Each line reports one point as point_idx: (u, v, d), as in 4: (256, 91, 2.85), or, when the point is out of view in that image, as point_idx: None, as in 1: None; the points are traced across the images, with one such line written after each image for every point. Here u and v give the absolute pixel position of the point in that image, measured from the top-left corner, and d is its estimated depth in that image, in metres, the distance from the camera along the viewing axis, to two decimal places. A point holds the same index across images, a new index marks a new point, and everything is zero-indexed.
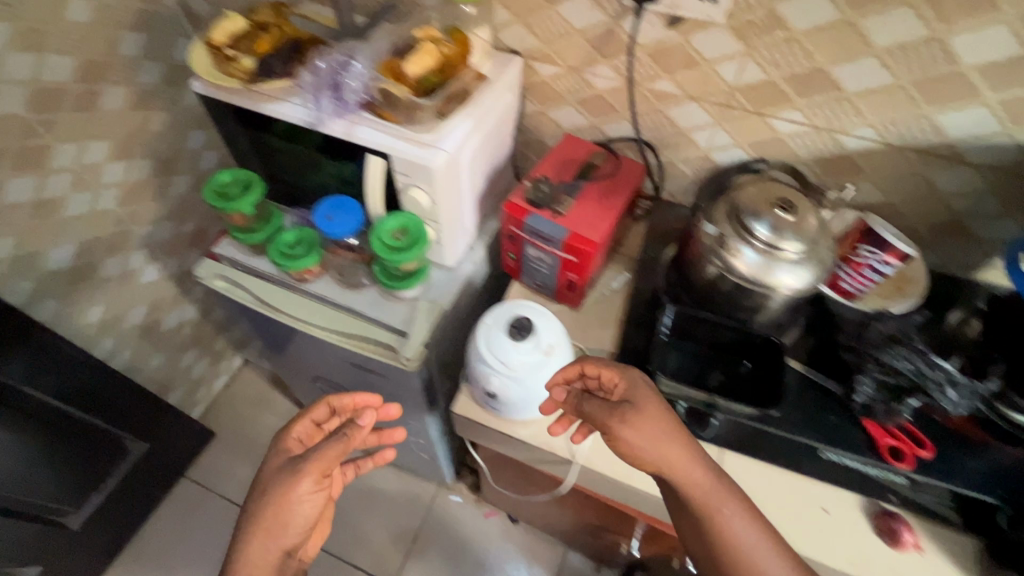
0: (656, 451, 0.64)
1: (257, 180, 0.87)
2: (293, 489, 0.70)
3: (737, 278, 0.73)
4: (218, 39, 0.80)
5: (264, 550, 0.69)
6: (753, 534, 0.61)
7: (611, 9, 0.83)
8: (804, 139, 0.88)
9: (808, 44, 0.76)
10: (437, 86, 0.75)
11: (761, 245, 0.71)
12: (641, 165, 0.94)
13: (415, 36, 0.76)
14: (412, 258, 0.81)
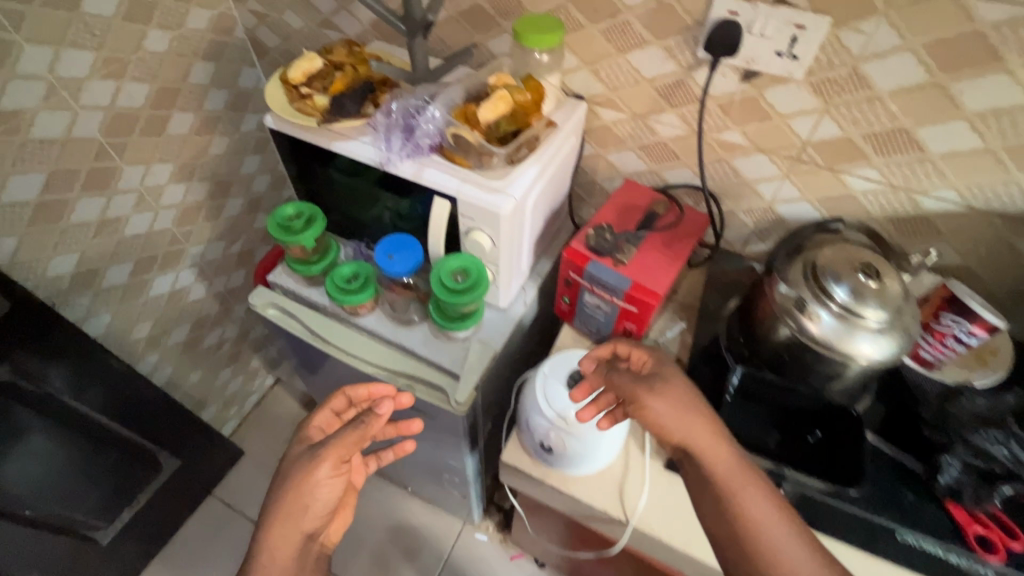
0: (680, 422, 0.67)
1: (320, 215, 0.88)
2: (313, 474, 0.71)
3: (813, 343, 0.70)
4: (295, 77, 0.81)
5: (285, 535, 0.69)
6: (776, 519, 0.60)
7: (684, 61, 0.82)
8: (878, 196, 0.85)
9: (892, 104, 0.74)
10: (509, 132, 0.75)
11: (841, 310, 0.68)
12: (705, 216, 0.92)
13: (489, 82, 0.76)
14: (471, 302, 0.80)
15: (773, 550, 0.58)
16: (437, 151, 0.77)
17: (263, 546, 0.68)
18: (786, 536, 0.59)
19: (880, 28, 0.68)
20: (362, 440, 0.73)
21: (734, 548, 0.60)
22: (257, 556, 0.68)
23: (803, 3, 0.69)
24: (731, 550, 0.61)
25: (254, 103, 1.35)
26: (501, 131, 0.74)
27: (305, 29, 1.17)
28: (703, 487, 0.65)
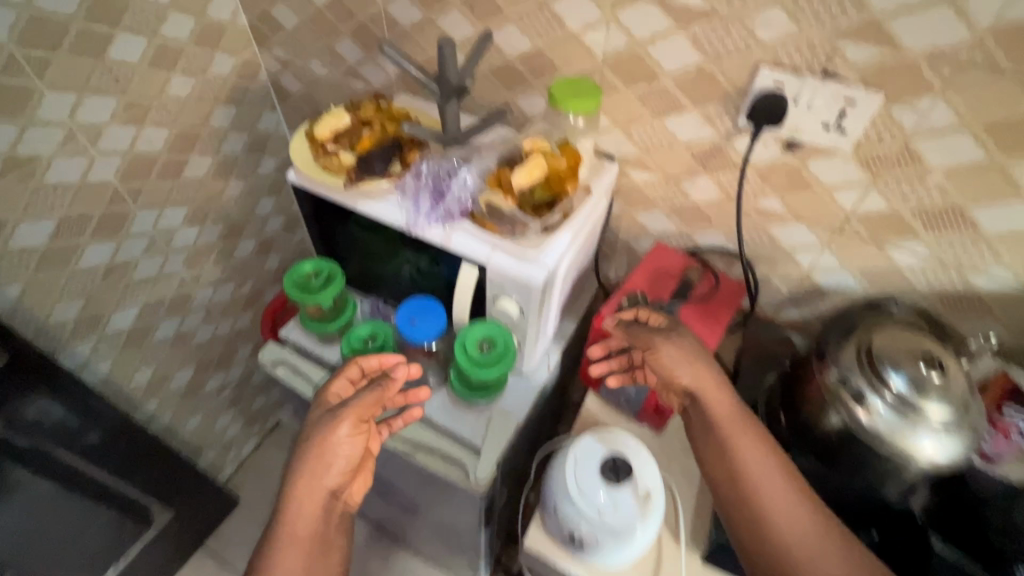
0: (691, 371, 0.76)
1: (338, 273, 0.85)
2: (332, 437, 0.72)
3: (867, 434, 0.65)
4: (322, 135, 0.79)
5: (307, 497, 0.71)
6: (768, 462, 0.70)
7: (722, 128, 0.79)
8: (925, 271, 0.81)
9: (945, 182, 0.71)
10: (544, 200, 0.71)
11: (899, 402, 0.64)
12: (739, 286, 0.89)
13: (522, 146, 0.73)
14: (495, 375, 0.76)
15: (756, 486, 0.69)
16: (469, 216, 0.73)
17: (288, 508, 0.70)
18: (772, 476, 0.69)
19: (936, 106, 0.65)
20: (378, 402, 0.75)
21: (734, 490, 0.71)
22: (283, 522, 0.70)
23: (854, 78, 0.67)
24: (729, 489, 0.72)
25: (272, 146, 1.34)
26: (535, 198, 0.71)
27: (330, 77, 1.16)
28: (706, 429, 0.75)
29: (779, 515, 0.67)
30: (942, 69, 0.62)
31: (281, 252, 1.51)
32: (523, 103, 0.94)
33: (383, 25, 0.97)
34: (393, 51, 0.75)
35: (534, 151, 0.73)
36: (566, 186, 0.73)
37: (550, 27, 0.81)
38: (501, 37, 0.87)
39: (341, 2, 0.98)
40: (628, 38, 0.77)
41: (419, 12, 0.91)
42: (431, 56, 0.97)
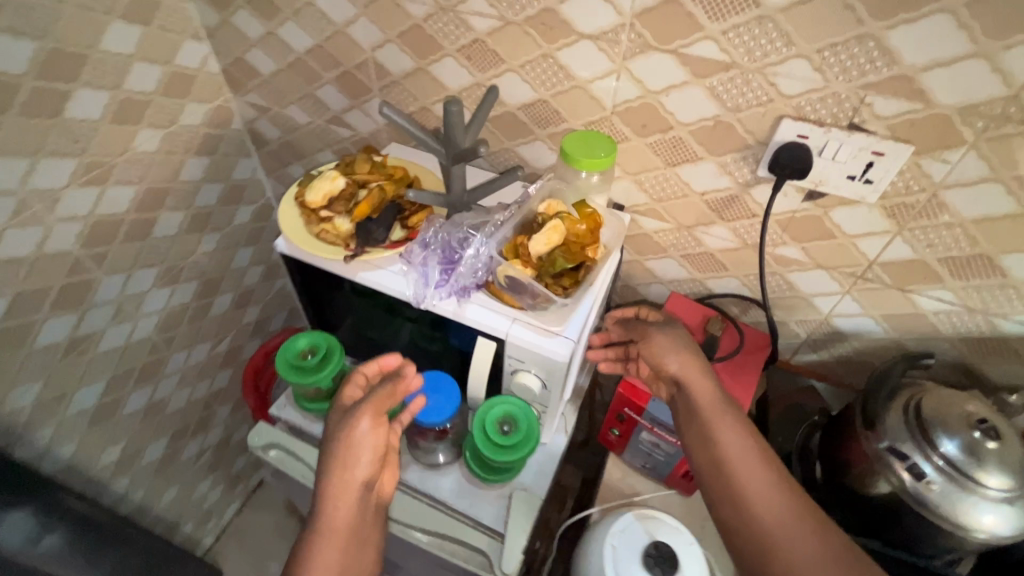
0: (677, 358, 0.72)
1: (339, 349, 0.78)
2: (358, 432, 0.65)
3: (919, 503, 0.62)
4: (315, 201, 0.73)
5: (341, 495, 0.63)
6: (750, 450, 0.66)
7: (740, 177, 0.76)
8: (951, 317, 0.78)
9: (975, 231, 0.68)
10: (565, 269, 0.64)
11: (952, 470, 0.60)
12: (768, 339, 0.84)
13: (537, 209, 0.66)
14: (519, 459, 0.71)
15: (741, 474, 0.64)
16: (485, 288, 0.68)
17: (323, 507, 0.63)
18: (756, 466, 0.64)
19: (967, 158, 0.63)
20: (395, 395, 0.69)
21: (716, 480, 0.66)
22: (321, 521, 0.62)
23: (882, 131, 0.64)
24: (710, 478, 0.67)
25: (248, 194, 1.25)
26: (555, 265, 0.64)
27: (312, 124, 1.08)
28: (689, 418, 0.70)
29: (763, 506, 0.62)
30: (975, 122, 0.60)
31: (260, 304, 1.42)
32: (525, 151, 0.89)
33: (371, 73, 0.91)
34: (390, 112, 0.66)
35: (551, 214, 0.66)
36: (588, 253, 0.66)
37: (555, 76, 0.77)
38: (502, 86, 0.82)
39: (324, 49, 0.92)
40: (640, 89, 0.73)
41: (411, 60, 0.86)
42: (424, 104, 0.91)
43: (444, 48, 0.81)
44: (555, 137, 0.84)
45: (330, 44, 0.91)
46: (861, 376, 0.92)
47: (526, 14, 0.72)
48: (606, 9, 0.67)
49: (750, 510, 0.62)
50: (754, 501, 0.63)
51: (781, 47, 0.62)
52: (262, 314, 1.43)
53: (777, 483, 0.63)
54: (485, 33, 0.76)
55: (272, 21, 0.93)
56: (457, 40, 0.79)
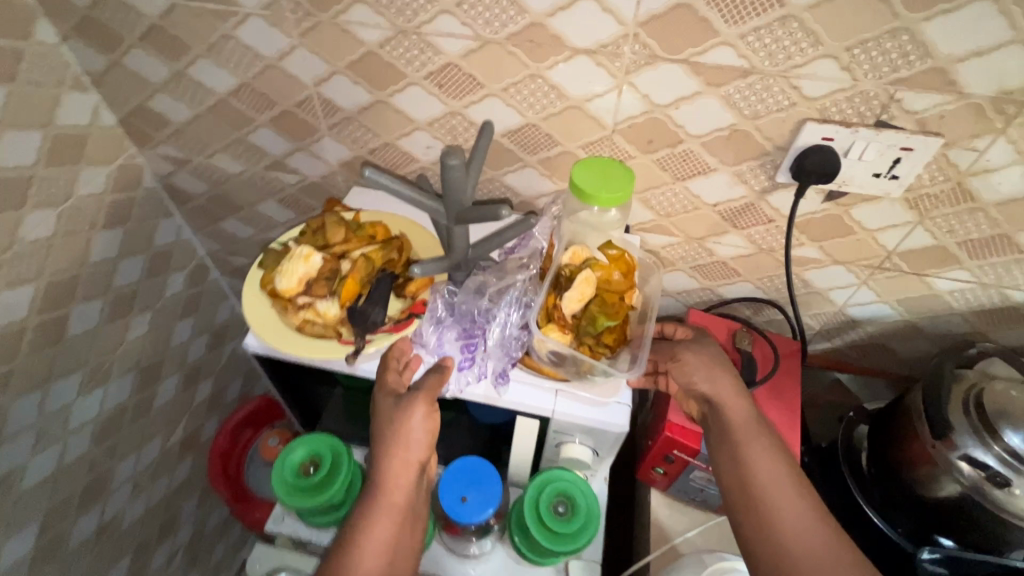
0: (709, 376, 0.66)
1: (345, 453, 0.68)
2: (412, 415, 0.56)
3: (986, 497, 0.61)
4: (289, 289, 0.61)
5: (397, 477, 0.55)
6: (784, 476, 0.59)
7: (757, 185, 0.71)
8: (965, 294, 0.78)
9: (996, 214, 0.67)
10: (603, 324, 0.55)
11: (1018, 461, 0.59)
12: (797, 344, 0.80)
13: (559, 261, 0.59)
14: (575, 547, 0.63)
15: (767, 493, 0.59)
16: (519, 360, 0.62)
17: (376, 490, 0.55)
18: (790, 493, 0.58)
19: (995, 144, 0.60)
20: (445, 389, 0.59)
21: (744, 502, 0.60)
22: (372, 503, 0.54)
23: (911, 126, 0.60)
24: (737, 500, 0.60)
25: (176, 259, 1.06)
26: (594, 322, 0.55)
27: (245, 172, 0.92)
28: (720, 442, 0.64)
29: (791, 530, 0.56)
30: (1007, 109, 0.57)
31: (211, 377, 1.22)
32: (513, 180, 0.78)
33: (317, 110, 0.77)
34: (375, 175, 0.54)
35: (576, 264, 0.58)
36: (626, 297, 0.57)
37: (546, 97, 0.67)
38: (482, 113, 0.71)
39: (254, 87, 0.77)
40: (646, 104, 0.65)
41: (366, 92, 0.73)
42: (387, 139, 0.78)
43: (407, 76, 0.69)
44: (547, 162, 0.75)
45: (261, 81, 0.75)
46: (874, 358, 0.92)
47: (507, 31, 0.61)
48: (604, 18, 0.58)
49: (777, 535, 0.56)
50: (784, 529, 0.57)
51: (807, 48, 0.56)
52: (217, 387, 1.24)
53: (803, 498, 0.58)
54: (457, 56, 0.65)
55: (179, 60, 0.75)
56: (424, 65, 0.67)
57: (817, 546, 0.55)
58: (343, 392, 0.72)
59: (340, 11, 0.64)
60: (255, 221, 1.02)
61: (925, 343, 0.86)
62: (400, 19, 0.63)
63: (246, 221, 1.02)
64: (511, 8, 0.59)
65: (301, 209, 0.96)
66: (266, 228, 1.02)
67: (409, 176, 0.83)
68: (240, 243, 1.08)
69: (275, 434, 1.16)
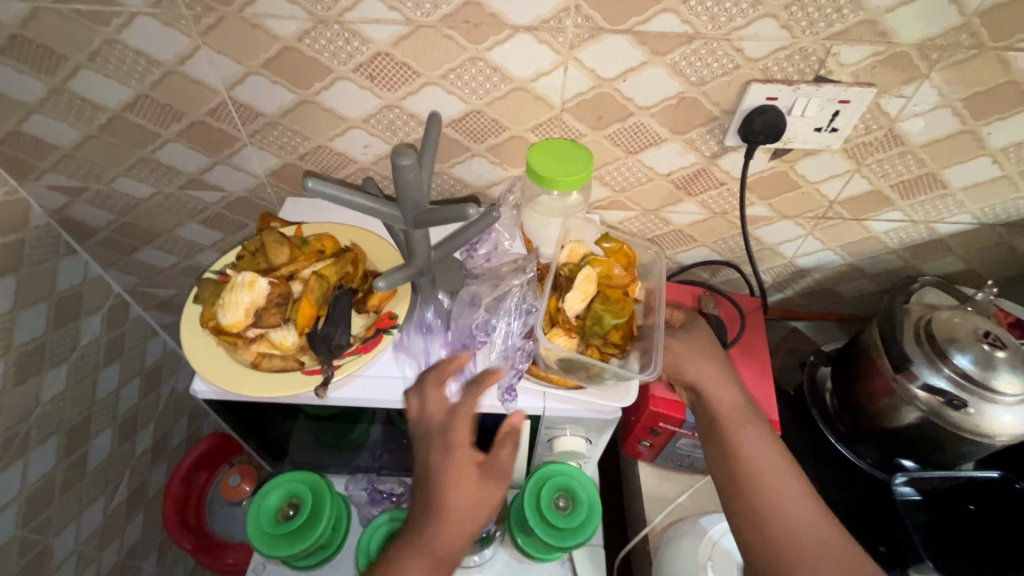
0: (674, 348, 0.65)
1: (326, 488, 0.65)
2: (483, 489, 0.51)
3: (943, 420, 0.64)
4: (236, 323, 0.54)
5: (444, 549, 0.50)
6: (767, 452, 0.57)
7: (707, 150, 0.71)
8: (899, 233, 0.83)
9: (922, 155, 0.71)
10: (608, 322, 0.54)
11: (965, 381, 0.62)
12: (756, 300, 0.83)
13: (558, 260, 0.59)
14: (578, 542, 0.62)
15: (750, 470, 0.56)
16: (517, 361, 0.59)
17: (418, 552, 0.50)
18: (788, 482, 0.55)
19: (921, 90, 0.63)
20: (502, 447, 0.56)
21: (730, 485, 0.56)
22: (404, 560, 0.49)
23: (847, 78, 0.62)
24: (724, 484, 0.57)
25: (88, 301, 0.93)
26: (600, 321, 0.54)
27: (157, 194, 0.81)
28: (707, 432, 0.61)
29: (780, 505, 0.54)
30: (930, 55, 0.60)
31: (151, 424, 1.09)
32: (462, 172, 0.75)
33: (233, 117, 0.69)
34: (319, 186, 0.47)
35: (575, 261, 0.58)
36: (628, 292, 0.57)
37: (488, 81, 0.63)
38: (421, 104, 0.66)
39: (154, 98, 0.67)
40: (593, 79, 0.63)
41: (288, 92, 0.66)
42: (318, 142, 0.72)
43: (334, 70, 0.63)
44: (497, 149, 0.71)
45: (162, 90, 0.66)
46: (823, 302, 0.97)
47: (440, 13, 0.57)
48: None
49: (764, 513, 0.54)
50: (780, 517, 0.53)
51: (747, 9, 0.56)
52: (159, 433, 1.11)
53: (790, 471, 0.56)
54: (388, 44, 0.60)
55: (56, 74, 0.64)
56: (351, 56, 0.62)
57: (806, 521, 0.53)
58: (307, 424, 0.66)
59: (247, 3, 0.57)
60: (176, 247, 0.91)
61: (865, 282, 0.92)
62: (317, 7, 0.57)
63: (165, 248, 0.91)
64: None
65: (230, 227, 0.87)
66: (191, 252, 0.92)
67: (350, 179, 0.77)
68: (162, 272, 0.97)
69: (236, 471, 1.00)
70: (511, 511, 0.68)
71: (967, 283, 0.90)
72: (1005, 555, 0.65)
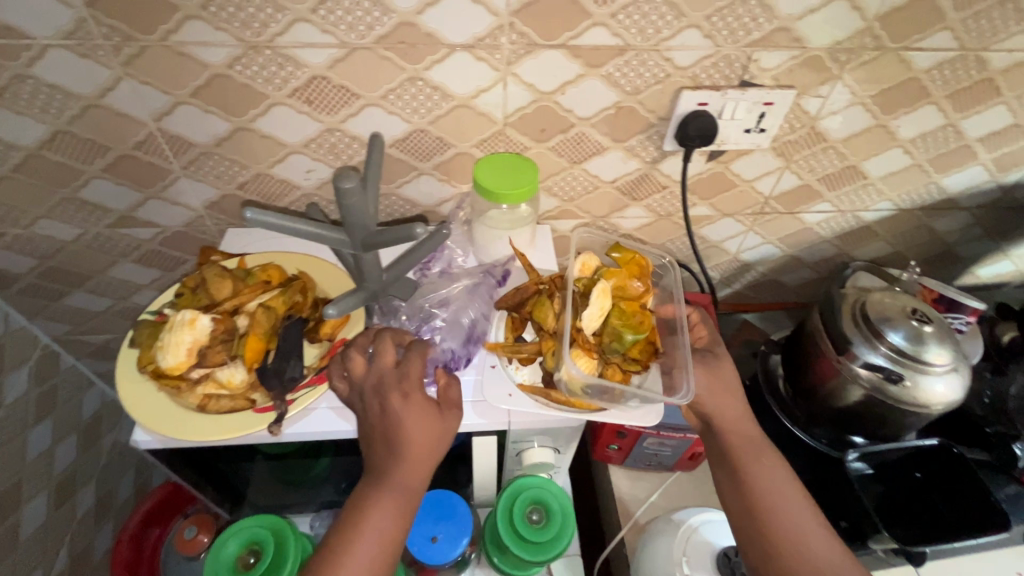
0: None
1: (289, 533, 0.62)
2: (441, 422, 0.52)
3: (886, 395, 0.68)
4: (178, 366, 0.51)
5: (406, 483, 0.50)
6: (758, 445, 0.60)
7: (647, 156, 0.73)
8: (830, 223, 0.88)
9: (843, 150, 0.76)
10: (625, 335, 0.55)
11: (899, 356, 0.67)
12: (707, 295, 0.85)
13: (572, 273, 0.58)
14: (552, 555, 0.62)
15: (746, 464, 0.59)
16: (523, 389, 0.58)
17: (383, 491, 0.50)
18: (773, 468, 0.59)
19: (836, 89, 0.68)
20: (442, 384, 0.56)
21: (731, 476, 0.59)
22: (374, 499, 0.50)
23: (769, 82, 0.66)
24: (724, 475, 0.60)
25: (11, 354, 0.84)
26: (619, 338, 0.55)
27: (84, 235, 0.76)
28: (719, 460, 0.61)
29: (766, 490, 0.57)
30: (840, 57, 0.64)
31: (92, 482, 1.01)
32: (410, 191, 0.74)
33: (164, 149, 0.66)
34: (259, 216, 0.46)
35: (588, 275, 0.59)
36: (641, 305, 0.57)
37: (429, 99, 0.63)
38: (363, 125, 0.65)
39: (74, 133, 0.63)
40: (533, 93, 0.64)
41: (222, 120, 0.64)
42: (257, 170, 0.70)
43: (269, 96, 0.62)
44: (443, 166, 0.71)
45: (82, 124, 0.63)
46: (769, 293, 1.02)
47: (375, 34, 0.57)
48: (477, 11, 0.56)
49: (756, 501, 0.57)
50: (773, 510, 0.56)
51: (672, 21, 0.59)
52: (102, 491, 1.03)
53: (765, 452, 0.60)
54: (323, 67, 0.59)
55: None
56: (286, 82, 0.60)
57: (783, 510, 0.57)
58: (265, 464, 0.63)
59: (171, 32, 0.56)
60: (109, 289, 0.85)
61: (804, 270, 0.97)
62: (246, 33, 0.56)
63: (97, 291, 0.85)
64: (375, 9, 0.55)
65: (168, 264, 0.82)
66: (126, 293, 0.87)
67: (293, 206, 0.75)
68: (95, 316, 0.90)
69: (192, 523, 0.92)
70: (486, 527, 0.67)
71: (893, 265, 0.98)
72: (958, 519, 0.69)
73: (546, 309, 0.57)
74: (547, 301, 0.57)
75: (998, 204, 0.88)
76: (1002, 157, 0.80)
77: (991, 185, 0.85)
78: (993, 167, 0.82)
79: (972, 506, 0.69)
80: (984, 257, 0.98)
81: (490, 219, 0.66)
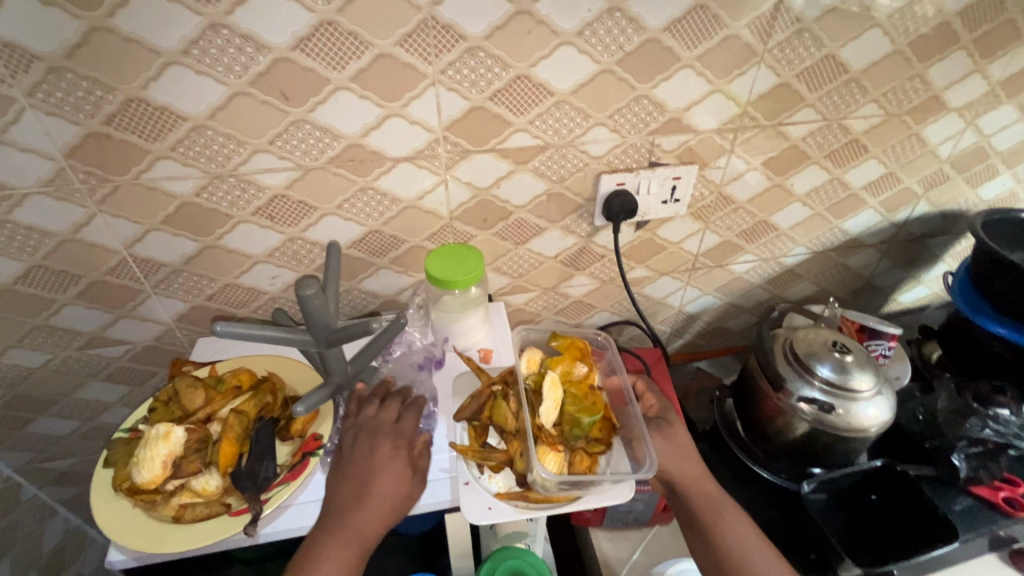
0: None
1: None
2: (408, 485, 0.57)
3: (826, 425, 0.73)
4: (153, 479, 0.53)
5: (368, 534, 0.53)
6: (717, 497, 0.63)
7: (583, 231, 0.82)
8: (757, 270, 0.98)
9: (751, 208, 0.87)
10: (584, 421, 0.58)
11: (831, 388, 0.73)
12: (656, 350, 0.94)
13: (520, 371, 0.63)
14: None
15: (712, 519, 0.62)
16: (501, 498, 0.58)
17: (343, 529, 0.53)
18: (733, 516, 0.62)
19: (731, 161, 0.79)
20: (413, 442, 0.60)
21: (698, 531, 0.62)
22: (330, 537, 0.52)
23: (674, 160, 0.77)
24: (692, 533, 0.63)
25: None
26: (577, 423, 0.59)
27: (53, 360, 0.78)
28: (690, 524, 0.63)
29: (734, 537, 0.61)
30: (728, 136, 0.76)
31: None
32: (371, 285, 0.80)
33: (135, 272, 0.71)
34: (228, 327, 0.51)
35: (536, 370, 0.63)
36: (588, 389, 0.61)
37: (381, 205, 0.71)
38: (322, 232, 0.72)
39: (49, 267, 0.68)
40: (472, 189, 0.72)
41: (190, 241, 0.70)
42: (226, 281, 0.75)
43: (233, 216, 0.68)
44: (399, 260, 0.78)
45: (56, 258, 0.67)
46: (717, 340, 1.10)
47: (327, 155, 0.65)
48: (414, 129, 0.65)
49: (727, 551, 0.60)
50: (738, 559, 0.59)
51: (581, 122, 0.69)
52: None
53: (718, 498, 0.63)
54: (282, 187, 0.67)
55: None
56: (249, 203, 0.67)
57: (744, 551, 0.60)
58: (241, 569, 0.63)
59: (143, 171, 0.62)
60: (76, 411, 0.86)
61: (744, 314, 1.05)
62: (212, 166, 0.63)
63: (64, 414, 0.85)
64: (325, 136, 0.63)
65: (136, 378, 0.84)
66: (95, 413, 0.87)
67: (260, 311, 0.79)
68: (59, 441, 0.89)
69: None
70: None
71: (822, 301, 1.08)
72: (914, 536, 0.73)
73: (504, 411, 0.60)
74: (503, 402, 0.61)
75: (897, 238, 0.99)
76: (887, 200, 0.92)
77: (886, 223, 0.96)
78: (882, 209, 0.94)
79: (924, 520, 0.74)
80: (899, 285, 1.09)
81: (445, 304, 0.72)
